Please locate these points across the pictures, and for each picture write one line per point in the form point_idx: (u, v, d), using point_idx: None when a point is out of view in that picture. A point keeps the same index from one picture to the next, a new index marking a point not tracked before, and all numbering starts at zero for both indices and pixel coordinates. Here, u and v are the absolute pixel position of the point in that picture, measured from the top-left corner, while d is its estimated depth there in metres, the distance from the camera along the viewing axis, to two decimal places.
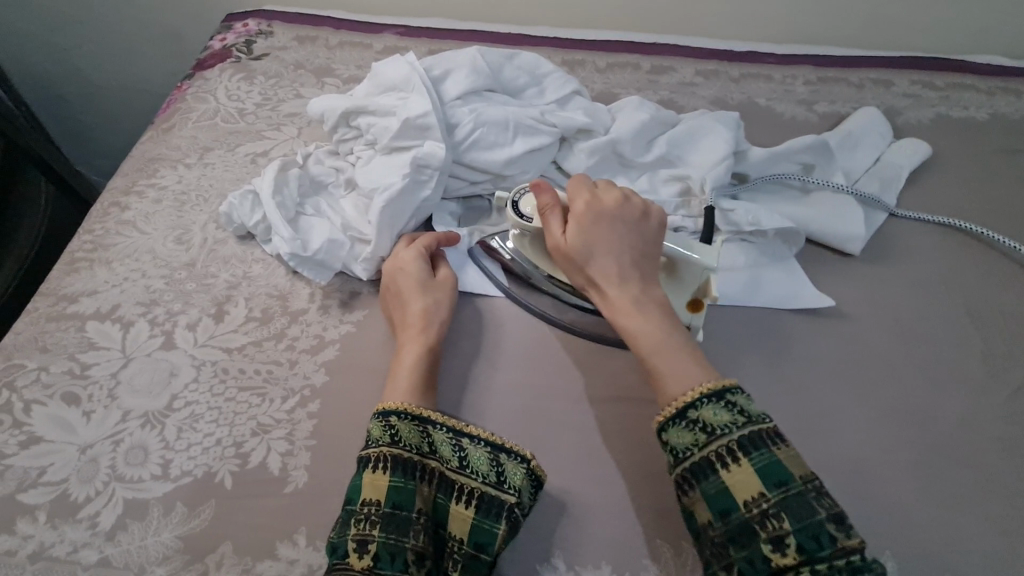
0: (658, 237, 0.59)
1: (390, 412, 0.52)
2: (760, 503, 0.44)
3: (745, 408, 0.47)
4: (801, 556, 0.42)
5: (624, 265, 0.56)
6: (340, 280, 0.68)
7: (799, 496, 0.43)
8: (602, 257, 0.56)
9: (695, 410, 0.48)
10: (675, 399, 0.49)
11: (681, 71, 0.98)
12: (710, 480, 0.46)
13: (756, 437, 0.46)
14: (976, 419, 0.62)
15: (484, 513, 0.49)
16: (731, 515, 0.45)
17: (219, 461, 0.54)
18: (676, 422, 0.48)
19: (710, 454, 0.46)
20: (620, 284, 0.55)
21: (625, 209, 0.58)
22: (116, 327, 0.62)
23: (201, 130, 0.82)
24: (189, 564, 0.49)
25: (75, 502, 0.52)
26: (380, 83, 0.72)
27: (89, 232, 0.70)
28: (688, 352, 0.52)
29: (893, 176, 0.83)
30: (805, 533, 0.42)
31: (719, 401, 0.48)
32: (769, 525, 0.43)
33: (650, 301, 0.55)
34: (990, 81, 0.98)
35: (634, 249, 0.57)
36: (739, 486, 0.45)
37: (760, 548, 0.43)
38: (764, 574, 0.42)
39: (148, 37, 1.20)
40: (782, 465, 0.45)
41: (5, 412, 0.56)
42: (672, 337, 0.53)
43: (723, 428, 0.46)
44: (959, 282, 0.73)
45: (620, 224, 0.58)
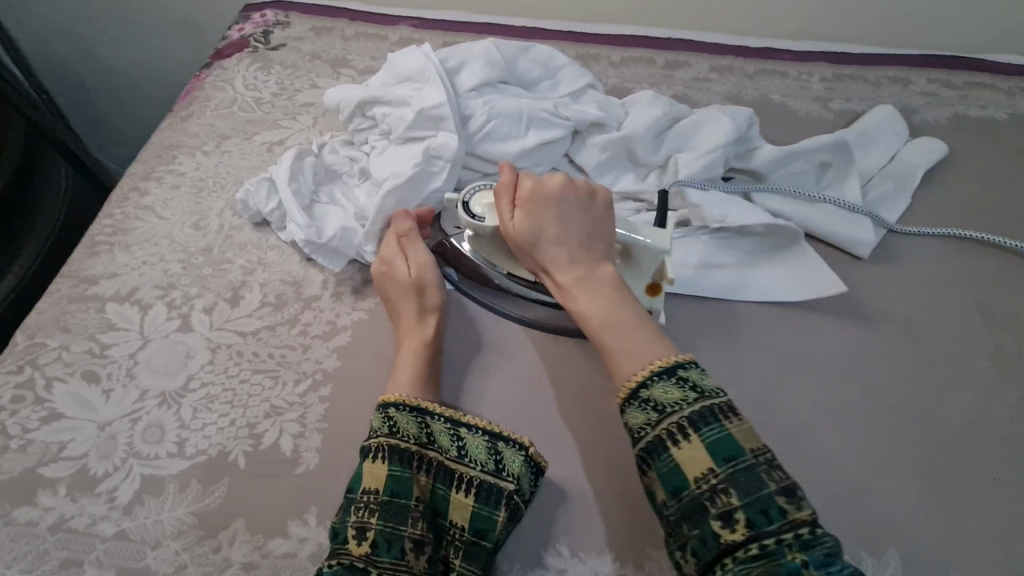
0: (603, 216, 0.59)
1: (390, 404, 0.53)
2: (709, 479, 0.44)
3: (699, 385, 0.48)
4: (749, 530, 0.42)
5: (570, 246, 0.57)
6: (352, 268, 0.69)
7: (748, 469, 0.44)
8: (550, 241, 0.57)
9: (646, 389, 0.48)
10: (627, 380, 0.49)
11: (696, 66, 0.98)
12: (663, 458, 0.46)
13: (706, 412, 0.46)
14: (987, 420, 0.62)
15: (483, 500, 0.50)
16: (683, 492, 0.45)
17: (233, 441, 0.55)
18: (631, 402, 0.49)
19: (662, 433, 0.46)
20: (570, 265, 0.56)
21: (565, 191, 0.59)
22: (135, 309, 0.64)
23: (219, 119, 0.83)
24: (203, 539, 0.50)
25: (94, 477, 0.53)
26: (395, 73, 0.73)
27: (109, 216, 0.72)
28: (641, 328, 0.52)
29: (907, 176, 0.82)
30: (754, 507, 0.42)
31: (670, 378, 0.48)
32: (718, 501, 0.43)
33: (599, 278, 0.56)
34: (1010, 81, 0.96)
35: (580, 229, 0.58)
36: (690, 463, 0.45)
37: (711, 524, 0.43)
38: (715, 552, 0.42)
39: (167, 28, 1.21)
40: (733, 440, 0.45)
41: (27, 389, 0.58)
42: (623, 313, 0.53)
43: (673, 406, 0.47)
44: (971, 282, 0.73)
45: (562, 206, 0.58)
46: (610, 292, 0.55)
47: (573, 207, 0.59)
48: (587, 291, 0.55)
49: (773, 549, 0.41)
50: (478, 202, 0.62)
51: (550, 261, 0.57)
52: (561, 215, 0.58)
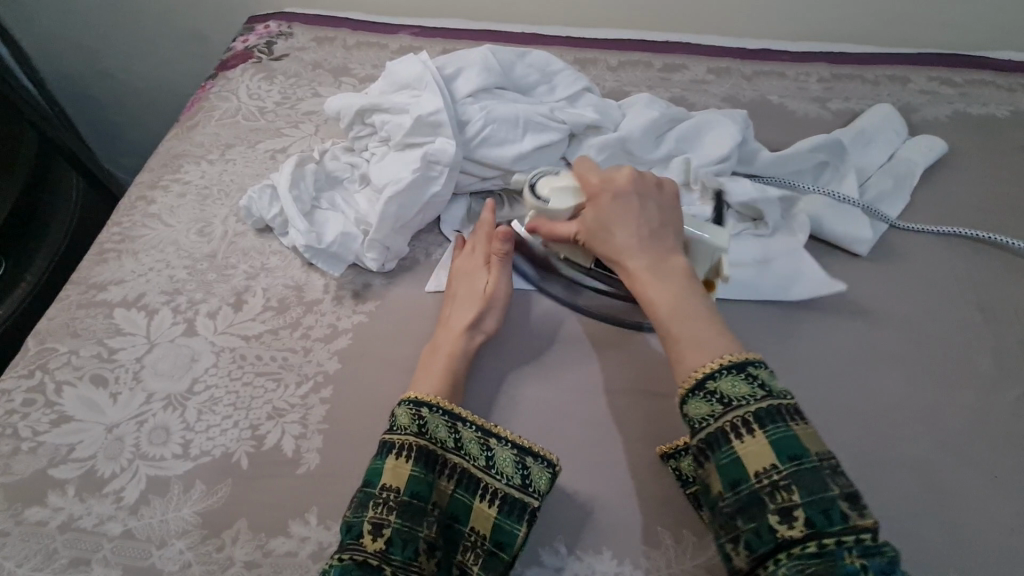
0: (675, 211, 0.61)
1: (424, 403, 0.54)
2: (773, 474, 0.44)
3: (767, 383, 0.47)
4: (809, 529, 0.41)
5: (639, 235, 0.57)
6: (353, 272, 0.70)
7: (813, 470, 0.43)
8: (618, 230, 0.58)
9: (713, 381, 0.47)
10: (694, 371, 0.48)
11: (693, 69, 0.99)
12: (724, 450, 0.46)
13: (774, 410, 0.46)
14: (988, 417, 0.62)
15: (506, 513, 0.50)
16: (742, 486, 0.44)
17: (236, 442, 0.57)
18: (695, 393, 0.48)
19: (725, 426, 0.46)
20: (640, 254, 0.56)
21: (634, 182, 0.60)
22: (141, 315, 0.65)
23: (224, 128, 0.85)
24: (207, 538, 0.52)
25: (102, 478, 0.54)
26: (394, 81, 0.74)
27: (117, 225, 0.74)
28: (709, 319, 0.52)
29: (908, 173, 0.82)
30: (816, 507, 0.42)
31: (740, 372, 0.47)
32: (779, 496, 0.43)
33: (669, 268, 0.55)
34: (1010, 78, 0.96)
35: (648, 219, 0.58)
36: (752, 457, 0.45)
37: (768, 519, 0.43)
38: (770, 545, 0.42)
39: (174, 40, 1.24)
40: (800, 440, 0.45)
41: (38, 392, 0.59)
42: (693, 304, 0.53)
43: (740, 400, 0.46)
44: (972, 279, 0.73)
45: (633, 196, 0.59)
46: (680, 281, 0.54)
47: (645, 196, 0.60)
48: (657, 279, 0.55)
49: (832, 550, 0.40)
50: (546, 184, 0.65)
51: (616, 249, 0.57)
52: (630, 206, 0.59)
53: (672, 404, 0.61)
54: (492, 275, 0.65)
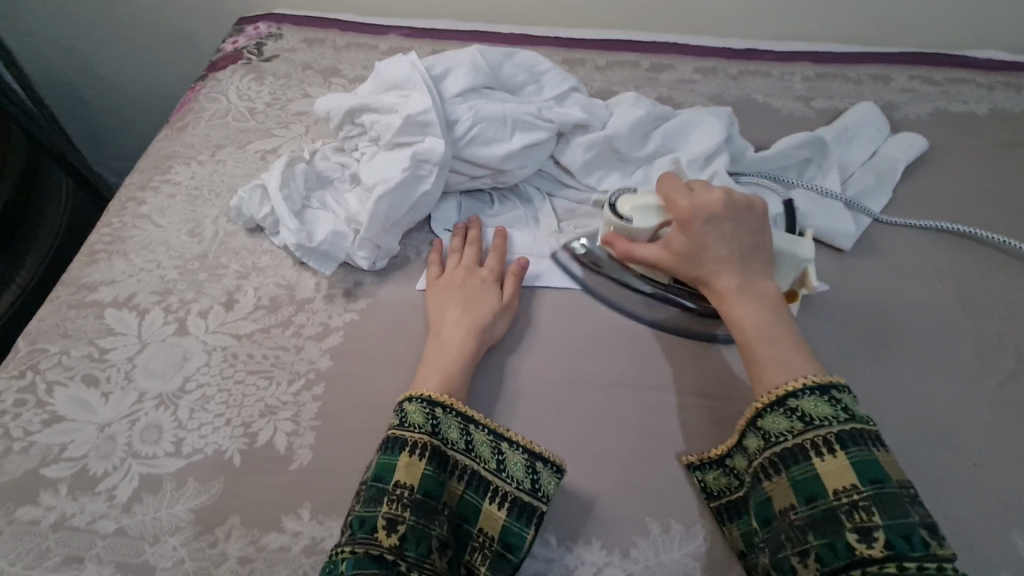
0: (762, 230, 0.60)
1: (440, 404, 0.54)
2: (852, 494, 0.46)
3: (849, 407, 0.49)
4: (889, 550, 0.43)
5: (732, 258, 0.58)
6: (345, 271, 0.71)
7: (893, 495, 0.45)
8: (710, 251, 0.58)
9: (795, 400, 0.50)
10: (774, 388, 0.51)
11: (680, 68, 1.00)
12: (802, 466, 0.48)
13: (855, 434, 0.48)
14: (967, 407, 0.63)
15: (515, 515, 0.51)
16: (819, 501, 0.47)
17: (229, 439, 0.57)
18: (774, 409, 0.50)
19: (804, 443, 0.49)
20: (731, 277, 0.57)
21: (726, 203, 0.59)
22: (132, 315, 0.66)
23: (213, 129, 0.85)
24: (200, 534, 0.52)
25: (94, 477, 0.55)
26: (383, 82, 0.74)
27: (107, 226, 0.74)
28: (795, 344, 0.53)
29: (889, 169, 0.84)
30: (897, 531, 0.43)
31: (822, 395, 0.49)
32: (858, 516, 0.45)
33: (759, 292, 0.57)
34: (989, 76, 0.98)
35: (739, 242, 0.58)
36: (832, 475, 0.47)
37: (846, 536, 0.45)
38: (845, 560, 0.44)
39: (163, 42, 1.24)
40: (881, 466, 0.46)
41: (29, 392, 0.60)
42: (779, 330, 0.54)
43: (822, 420, 0.49)
44: (952, 272, 0.74)
45: (725, 218, 0.59)
46: (767, 304, 0.56)
47: (735, 216, 0.59)
48: (746, 303, 0.56)
49: (914, 573, 0.42)
50: (625, 202, 0.64)
51: (706, 269, 0.58)
52: (722, 228, 0.58)
53: (659, 398, 0.62)
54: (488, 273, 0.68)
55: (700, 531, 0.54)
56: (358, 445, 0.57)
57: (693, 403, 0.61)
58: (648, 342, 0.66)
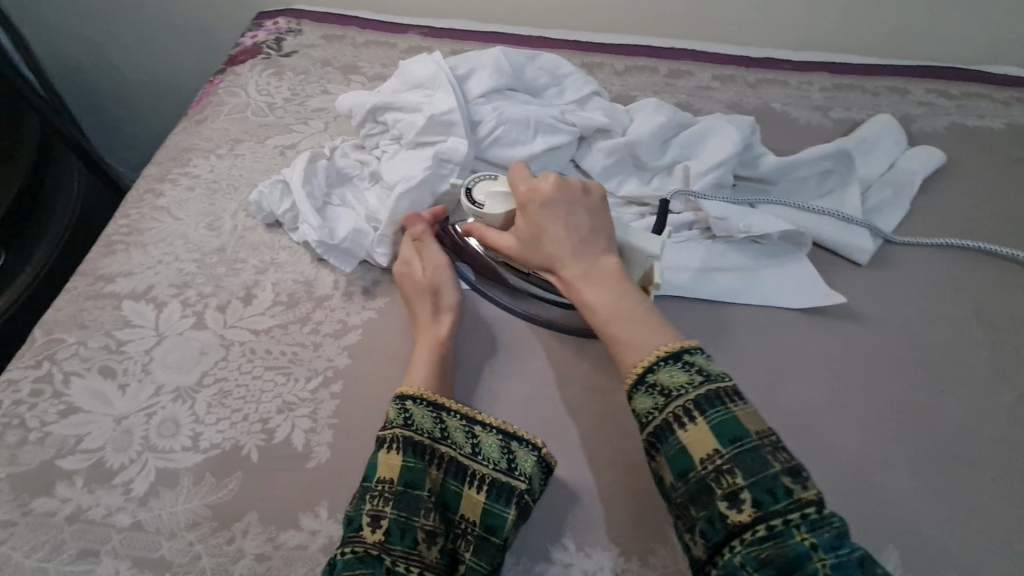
0: (604, 211, 0.59)
1: (408, 396, 0.54)
2: (716, 460, 0.45)
3: (704, 368, 0.49)
4: (757, 511, 0.42)
5: (572, 242, 0.56)
6: (363, 268, 0.70)
7: (754, 450, 0.45)
8: (548, 238, 0.57)
9: (653, 373, 0.49)
10: (634, 366, 0.50)
11: (699, 75, 1.00)
12: (670, 442, 0.47)
13: (712, 395, 0.47)
14: (984, 421, 0.63)
15: (494, 497, 0.51)
16: (690, 475, 0.46)
17: (246, 435, 0.57)
18: (639, 388, 0.49)
19: (669, 417, 0.47)
20: (574, 258, 0.56)
21: (561, 191, 0.58)
22: (150, 307, 0.65)
23: (232, 123, 0.85)
24: (216, 531, 0.51)
25: (110, 470, 0.54)
26: (407, 80, 0.74)
27: (125, 217, 0.73)
28: (646, 316, 0.53)
29: (907, 182, 0.84)
30: (761, 487, 0.43)
31: (675, 362, 0.49)
32: (724, 481, 0.44)
33: (602, 271, 0.55)
34: (1005, 92, 0.99)
35: (577, 225, 0.57)
36: (696, 445, 0.46)
37: (717, 505, 0.44)
38: (723, 533, 0.43)
39: (179, 34, 1.24)
40: (739, 422, 0.46)
41: (45, 382, 0.59)
42: (631, 303, 0.53)
43: (679, 389, 0.48)
44: (969, 287, 0.74)
45: (559, 204, 0.57)
46: (614, 279, 0.55)
47: (570, 202, 0.58)
48: (594, 283, 0.55)
49: (781, 530, 0.42)
50: (480, 188, 0.63)
51: (551, 258, 0.56)
52: (558, 215, 0.57)
53: None
54: (425, 261, 0.66)
55: None
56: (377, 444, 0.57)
57: None
58: None
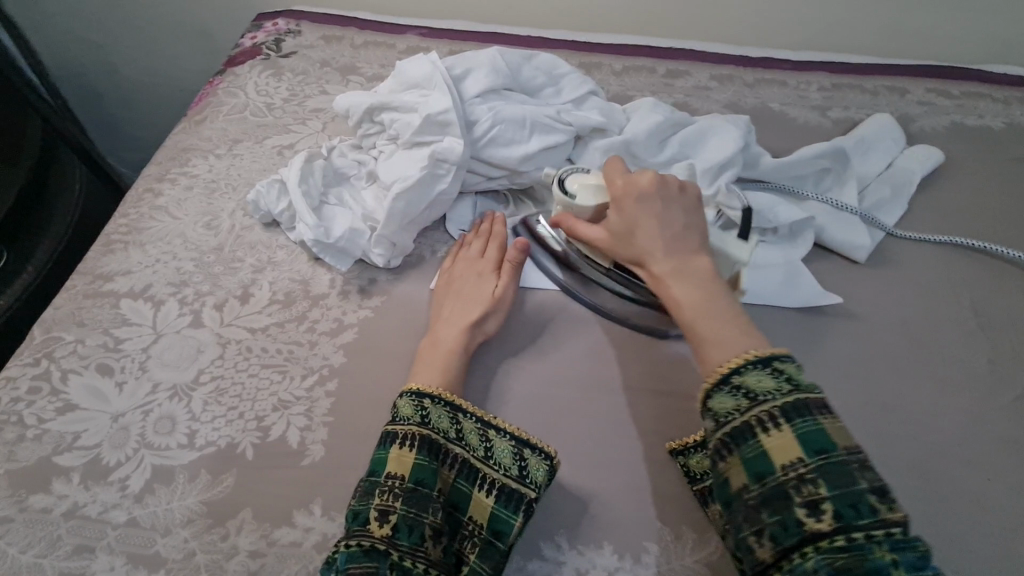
0: (698, 214, 0.60)
1: (426, 394, 0.54)
2: (798, 467, 0.43)
3: (794, 377, 0.47)
4: (837, 522, 0.41)
5: (665, 239, 0.57)
6: (360, 267, 0.71)
7: (841, 463, 0.43)
8: (644, 232, 0.58)
9: (739, 376, 0.48)
10: (719, 365, 0.49)
11: (697, 75, 1.00)
12: (750, 444, 0.45)
13: (801, 404, 0.45)
14: (981, 421, 0.63)
15: (503, 502, 0.51)
16: (768, 478, 0.44)
17: (241, 433, 0.57)
18: (720, 388, 0.48)
19: (751, 418, 0.46)
20: (666, 255, 0.56)
21: (658, 187, 0.60)
22: (148, 306, 0.66)
23: (231, 123, 0.85)
24: (211, 527, 0.52)
25: (107, 467, 0.55)
26: (403, 81, 0.75)
27: (124, 216, 0.74)
28: (734, 318, 0.52)
29: (905, 181, 0.84)
30: (844, 500, 0.41)
31: (766, 368, 0.47)
32: (805, 490, 0.42)
33: (693, 270, 0.56)
34: (1005, 91, 0.98)
35: (671, 223, 0.58)
36: (779, 450, 0.44)
37: (795, 512, 0.42)
38: (796, 539, 0.41)
39: (180, 36, 1.24)
40: (827, 434, 0.44)
41: (43, 380, 0.60)
42: (716, 304, 0.53)
43: (767, 394, 0.46)
44: (968, 286, 0.74)
45: (655, 201, 0.59)
46: (703, 280, 0.55)
47: (668, 199, 0.59)
48: (684, 280, 0.55)
49: (862, 544, 0.39)
50: (574, 181, 0.66)
51: (642, 251, 0.57)
52: (655, 211, 0.58)
53: (673, 404, 0.61)
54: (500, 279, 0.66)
55: (710, 539, 0.53)
56: (371, 442, 0.57)
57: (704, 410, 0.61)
58: (658, 347, 0.66)
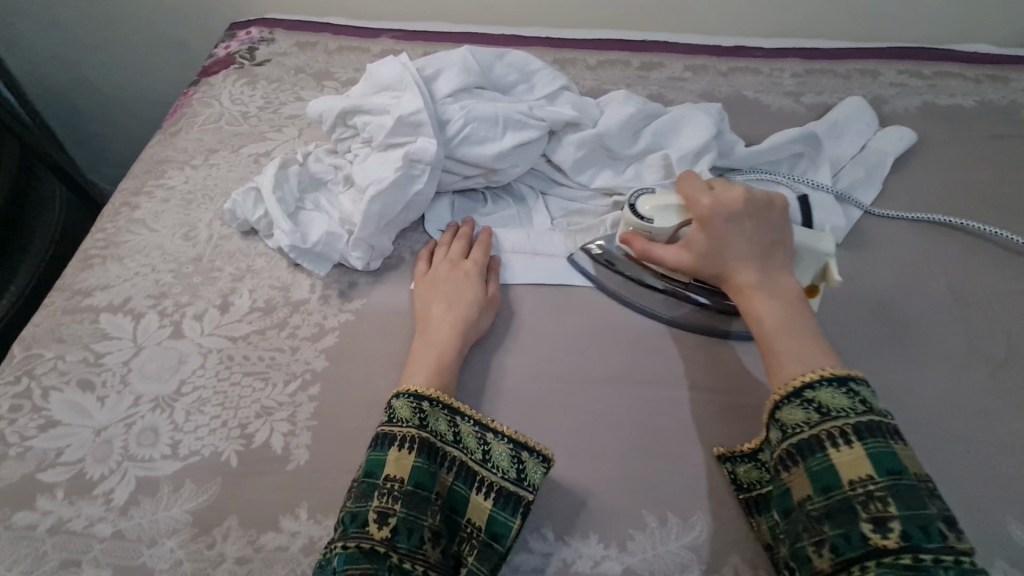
0: (784, 229, 0.59)
1: (426, 397, 0.54)
2: (868, 485, 0.44)
3: (868, 400, 0.48)
4: (904, 541, 0.42)
5: (750, 257, 0.56)
6: (340, 271, 0.71)
7: (912, 487, 0.44)
8: (728, 249, 0.57)
9: (810, 390, 0.49)
10: (790, 379, 0.50)
11: (671, 66, 1.01)
12: (818, 456, 0.47)
13: (874, 426, 0.46)
14: (961, 396, 0.64)
15: (501, 505, 0.52)
16: (834, 492, 0.45)
17: (225, 441, 0.57)
18: (790, 400, 0.49)
19: (821, 433, 0.47)
20: (749, 273, 0.56)
21: (746, 203, 0.58)
22: (128, 319, 0.66)
23: (207, 134, 0.85)
24: (197, 536, 0.52)
25: (90, 480, 0.55)
26: (375, 83, 0.75)
27: (101, 231, 0.74)
28: (813, 338, 0.52)
29: (878, 163, 0.84)
30: (914, 522, 0.42)
31: (840, 386, 0.48)
32: (873, 506, 0.44)
33: (778, 288, 0.55)
34: (976, 69, 0.99)
35: (757, 240, 0.57)
36: (848, 466, 0.45)
37: (860, 526, 0.43)
38: (860, 552, 0.43)
39: (155, 49, 1.24)
40: (899, 458, 0.45)
41: (24, 398, 0.60)
42: (800, 322, 0.53)
43: (841, 411, 0.47)
44: (944, 264, 0.75)
45: (744, 217, 0.58)
46: (788, 299, 0.54)
47: (754, 216, 0.58)
48: (766, 297, 0.55)
49: (928, 565, 0.41)
50: (647, 203, 0.65)
51: (724, 266, 0.57)
52: (740, 228, 0.57)
53: (656, 393, 0.62)
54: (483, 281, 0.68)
55: (695, 524, 0.54)
56: (355, 443, 0.57)
57: (686, 397, 0.62)
58: (640, 337, 0.66)
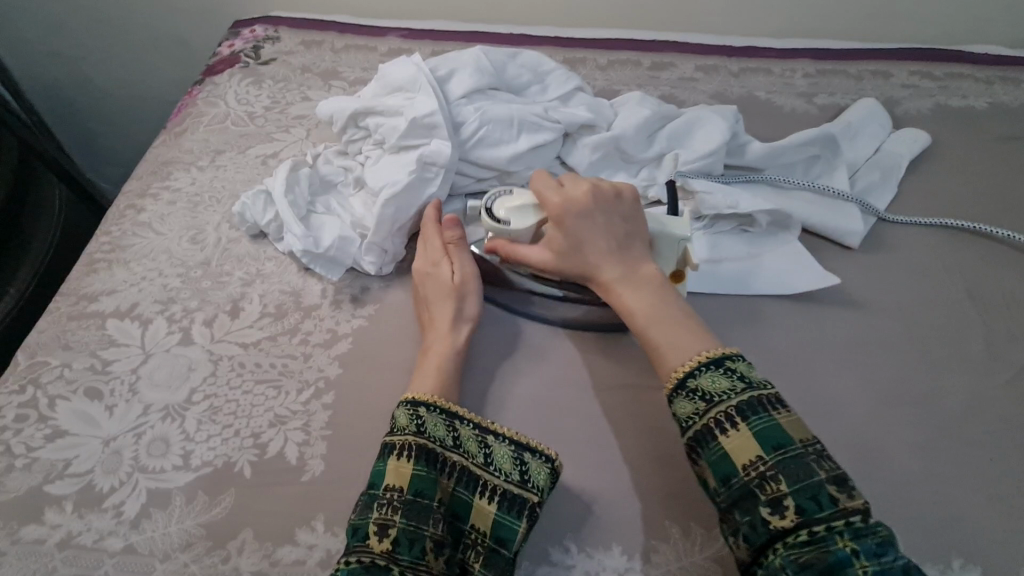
0: (635, 219, 0.61)
1: (420, 402, 0.53)
2: (759, 466, 0.45)
3: (746, 375, 0.49)
4: (800, 517, 0.43)
5: (610, 249, 0.59)
6: (351, 276, 0.69)
7: (798, 458, 0.45)
8: (587, 244, 0.59)
9: (693, 380, 0.50)
10: (675, 370, 0.51)
11: (682, 67, 1.00)
12: (712, 447, 0.47)
13: (754, 402, 0.47)
14: (982, 400, 0.63)
15: (506, 509, 0.50)
16: (733, 480, 0.46)
17: (238, 451, 0.56)
18: (678, 393, 0.50)
19: (710, 422, 0.48)
20: (613, 265, 0.58)
21: (596, 198, 0.60)
22: (135, 325, 0.64)
23: (212, 134, 0.84)
24: (212, 550, 0.51)
25: (100, 493, 0.53)
26: (387, 84, 0.73)
27: (106, 234, 0.72)
28: (684, 321, 0.54)
29: (893, 165, 0.84)
30: (804, 494, 0.43)
31: (717, 368, 0.50)
32: (768, 487, 0.44)
33: (642, 275, 0.58)
34: (987, 70, 0.99)
35: (612, 233, 0.59)
36: (739, 451, 0.46)
37: (760, 511, 0.44)
38: (765, 537, 0.43)
39: (156, 47, 1.22)
40: (782, 429, 0.46)
41: (30, 407, 0.58)
42: (669, 307, 0.55)
43: (720, 395, 0.48)
44: (961, 267, 0.74)
45: (597, 212, 0.60)
46: (653, 285, 0.57)
47: (606, 209, 0.60)
48: (633, 288, 0.57)
49: (823, 536, 0.42)
50: (500, 206, 0.63)
51: (590, 261, 0.59)
52: (596, 223, 0.59)
53: None
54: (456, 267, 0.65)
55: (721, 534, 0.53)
56: (371, 452, 0.56)
57: None
58: None
